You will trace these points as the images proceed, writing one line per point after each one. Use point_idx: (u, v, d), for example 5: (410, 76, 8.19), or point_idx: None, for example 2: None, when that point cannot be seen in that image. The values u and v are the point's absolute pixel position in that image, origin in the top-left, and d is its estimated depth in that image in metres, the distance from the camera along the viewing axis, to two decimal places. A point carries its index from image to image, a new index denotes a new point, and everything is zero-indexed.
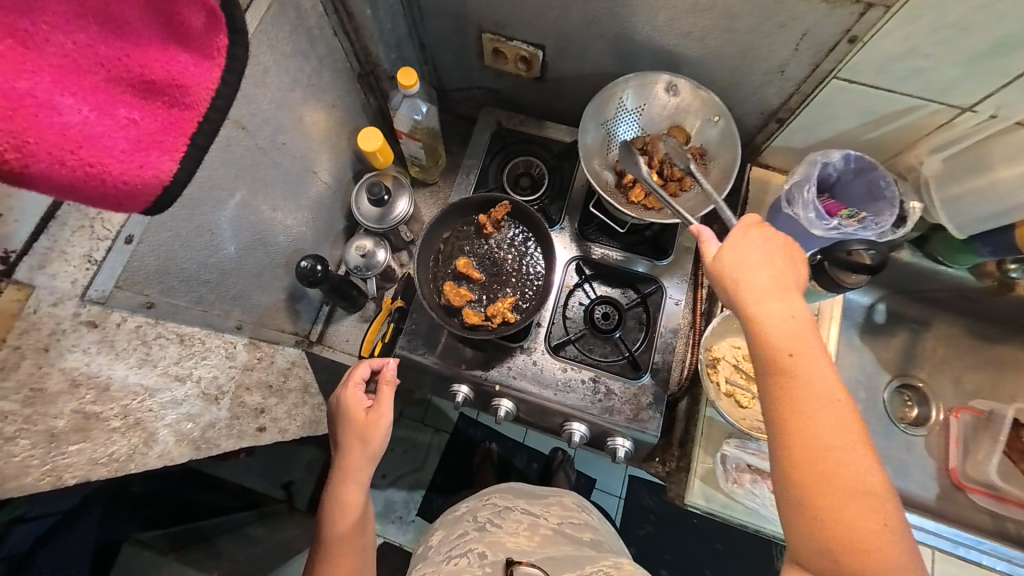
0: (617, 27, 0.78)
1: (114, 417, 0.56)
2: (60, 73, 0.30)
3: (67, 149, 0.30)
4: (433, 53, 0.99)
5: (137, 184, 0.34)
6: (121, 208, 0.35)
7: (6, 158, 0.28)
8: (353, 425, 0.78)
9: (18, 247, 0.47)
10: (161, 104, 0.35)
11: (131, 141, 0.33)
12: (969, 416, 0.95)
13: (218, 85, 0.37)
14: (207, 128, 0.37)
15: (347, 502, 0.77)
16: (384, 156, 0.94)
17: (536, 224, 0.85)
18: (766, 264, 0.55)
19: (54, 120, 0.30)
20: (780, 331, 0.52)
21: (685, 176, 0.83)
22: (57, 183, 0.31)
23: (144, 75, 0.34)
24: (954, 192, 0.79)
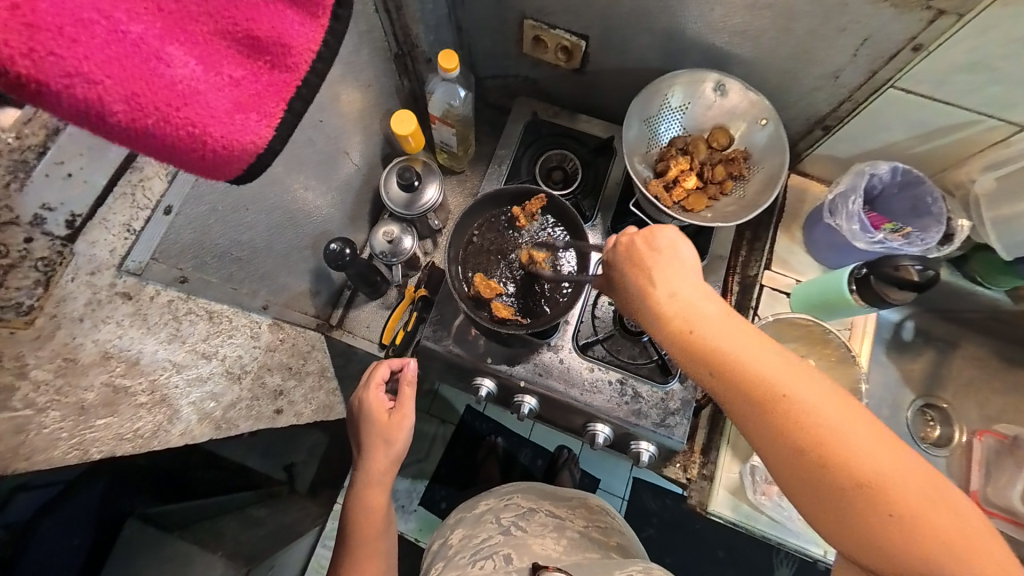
0: (668, 21, 0.76)
1: (141, 393, 0.55)
2: (169, 21, 0.30)
3: (174, 106, 0.29)
4: (469, 38, 0.97)
5: (235, 149, 0.33)
6: (215, 175, 0.34)
7: (115, 111, 0.27)
8: (375, 428, 0.77)
9: (83, 211, 0.47)
10: (264, 64, 0.34)
11: (234, 101, 0.33)
12: (992, 439, 0.93)
13: (319, 47, 0.36)
14: (304, 92, 0.36)
15: (370, 504, 0.77)
16: (416, 141, 0.92)
17: (572, 219, 0.83)
18: (685, 279, 0.50)
19: (163, 72, 0.29)
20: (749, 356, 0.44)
21: (725, 179, 0.83)
22: (160, 144, 0.30)
23: (251, 30, 0.33)
24: (1005, 212, 0.77)
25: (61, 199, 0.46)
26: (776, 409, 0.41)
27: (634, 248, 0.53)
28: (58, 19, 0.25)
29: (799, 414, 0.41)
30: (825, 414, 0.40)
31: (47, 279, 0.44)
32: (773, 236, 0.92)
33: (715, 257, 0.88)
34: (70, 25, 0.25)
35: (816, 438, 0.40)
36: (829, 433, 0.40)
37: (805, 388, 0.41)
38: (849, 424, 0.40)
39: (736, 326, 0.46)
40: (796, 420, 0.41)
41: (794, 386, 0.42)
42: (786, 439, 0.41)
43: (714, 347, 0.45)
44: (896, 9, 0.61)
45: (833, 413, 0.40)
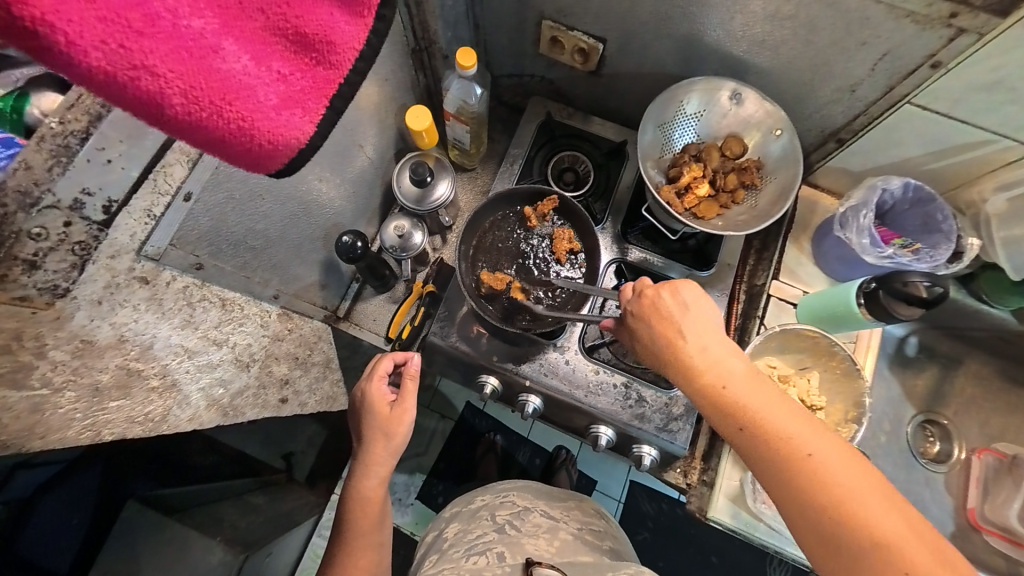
0: (688, 27, 0.76)
1: (153, 376, 0.55)
2: (225, 16, 0.31)
3: (227, 99, 0.31)
4: (487, 36, 0.97)
5: (278, 143, 0.34)
6: (256, 166, 0.36)
7: (173, 102, 0.29)
8: (376, 420, 0.77)
9: (119, 198, 0.49)
10: (309, 60, 0.36)
11: (280, 97, 0.34)
12: (992, 458, 0.94)
13: (362, 46, 0.38)
14: (344, 90, 0.38)
15: (368, 495, 0.77)
16: (430, 136, 0.92)
17: (582, 221, 0.83)
18: (706, 325, 0.56)
19: (219, 66, 0.30)
20: (742, 393, 0.52)
21: (738, 189, 0.83)
22: (212, 135, 0.31)
23: (299, 27, 0.34)
24: (1015, 232, 0.77)
25: (100, 185, 0.48)
26: (802, 473, 0.47)
27: (659, 299, 0.58)
28: (127, 13, 0.26)
29: (799, 454, 0.48)
30: (822, 458, 0.47)
31: (82, 263, 0.46)
32: (782, 246, 0.92)
33: (724, 265, 0.88)
34: (138, 20, 0.26)
35: (831, 493, 0.46)
36: (844, 486, 0.46)
37: (822, 442, 0.48)
38: (841, 465, 0.47)
39: (762, 382, 0.52)
40: (816, 479, 0.46)
41: (813, 443, 0.48)
42: (796, 483, 0.47)
43: (738, 406, 0.51)
44: (918, 25, 0.61)
45: (855, 483, 0.46)
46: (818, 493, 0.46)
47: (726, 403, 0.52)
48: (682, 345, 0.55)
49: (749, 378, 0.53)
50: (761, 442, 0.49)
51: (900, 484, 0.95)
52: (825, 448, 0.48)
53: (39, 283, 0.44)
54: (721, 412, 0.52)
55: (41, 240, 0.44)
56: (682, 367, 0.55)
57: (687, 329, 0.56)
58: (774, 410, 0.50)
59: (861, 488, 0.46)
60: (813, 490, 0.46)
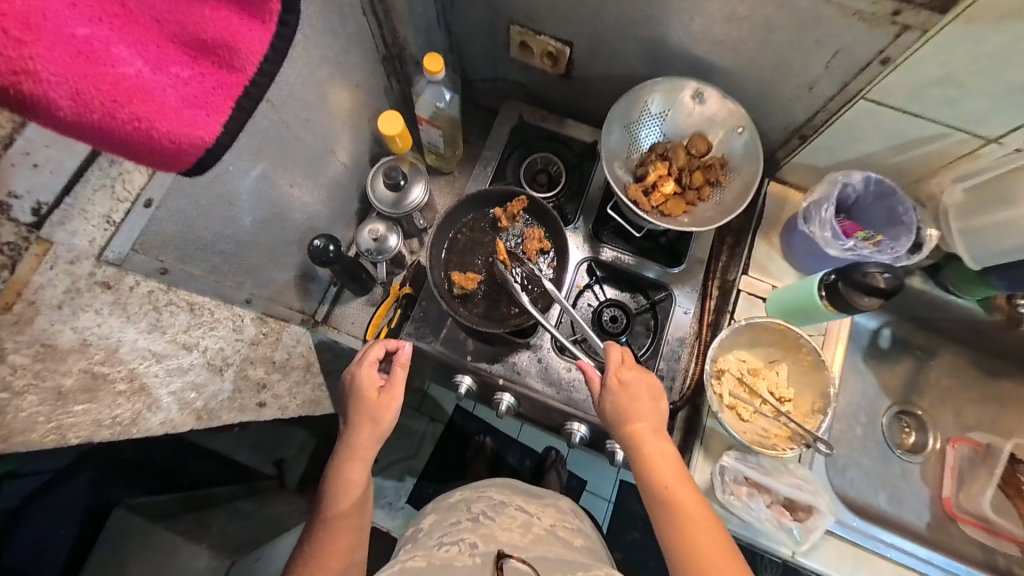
0: (650, 30, 0.78)
1: (120, 380, 0.56)
2: (116, 23, 0.32)
3: (120, 102, 0.31)
4: (460, 42, 0.99)
5: (182, 143, 0.35)
6: (167, 166, 0.36)
7: (61, 106, 0.29)
8: (364, 404, 0.79)
9: (50, 200, 0.50)
10: (213, 64, 0.36)
11: (181, 99, 0.34)
12: (966, 448, 0.94)
13: (269, 49, 0.37)
14: (253, 92, 0.38)
15: (352, 477, 0.77)
16: (404, 141, 0.93)
17: (553, 222, 0.85)
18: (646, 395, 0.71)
19: (111, 70, 0.31)
20: (653, 449, 0.68)
21: (704, 185, 0.84)
22: (111, 135, 0.32)
23: (198, 33, 0.35)
24: (973, 224, 0.79)
25: (28, 188, 0.48)
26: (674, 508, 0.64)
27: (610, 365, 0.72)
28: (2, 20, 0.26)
29: (674, 496, 0.65)
30: (687, 504, 0.64)
31: (13, 263, 0.47)
32: (752, 242, 0.94)
33: (696, 260, 0.89)
34: (14, 26, 0.26)
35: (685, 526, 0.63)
36: (695, 524, 0.63)
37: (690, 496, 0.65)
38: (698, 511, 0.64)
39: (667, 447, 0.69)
40: (680, 511, 0.64)
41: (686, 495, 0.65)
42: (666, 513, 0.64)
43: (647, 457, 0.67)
44: (865, 23, 0.63)
45: (705, 528, 0.63)
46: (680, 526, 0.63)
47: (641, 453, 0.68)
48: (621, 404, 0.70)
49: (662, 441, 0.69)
50: (651, 480, 0.67)
51: (877, 476, 0.96)
52: (692, 501, 0.65)
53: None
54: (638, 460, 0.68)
55: None
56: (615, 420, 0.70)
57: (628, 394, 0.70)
58: (668, 466, 0.67)
59: (707, 524, 0.63)
60: (679, 523, 0.63)
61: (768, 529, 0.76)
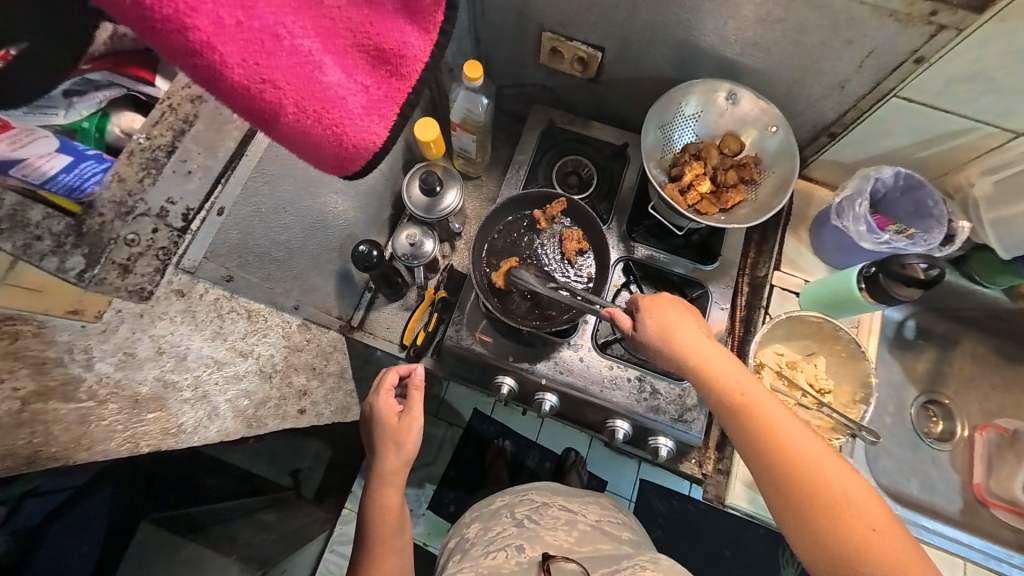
0: (684, 34, 0.80)
1: (186, 388, 0.56)
2: (325, 37, 0.38)
3: (323, 108, 0.37)
4: (488, 49, 1.01)
5: (359, 146, 0.41)
6: (341, 167, 0.42)
7: (286, 111, 0.36)
8: (386, 430, 0.79)
9: (195, 206, 0.53)
10: (384, 72, 0.42)
11: (362, 105, 0.40)
12: (993, 433, 0.96)
13: (428, 57, 0.43)
14: (412, 98, 0.43)
15: (386, 502, 0.78)
16: (438, 147, 0.95)
17: (591, 222, 0.86)
18: (695, 329, 0.63)
19: (319, 78, 0.37)
20: (734, 384, 0.59)
21: (739, 184, 0.86)
22: (312, 138, 0.38)
23: (378, 43, 0.41)
24: (1003, 213, 0.82)
25: (181, 195, 0.52)
26: (785, 456, 0.54)
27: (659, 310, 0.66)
28: (259, 37, 0.33)
29: (776, 435, 0.55)
30: (797, 441, 0.54)
31: (162, 268, 0.51)
32: (781, 238, 0.95)
33: (728, 257, 0.91)
34: (268, 42, 0.34)
35: (804, 471, 0.53)
36: (815, 465, 0.53)
37: (798, 434, 0.55)
38: (815, 449, 0.54)
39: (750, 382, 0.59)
40: (793, 456, 0.54)
41: (792, 432, 0.55)
42: (778, 465, 0.54)
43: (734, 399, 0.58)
44: (901, 24, 0.65)
45: (824, 465, 0.53)
46: (798, 478, 0.53)
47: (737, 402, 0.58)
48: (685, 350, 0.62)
49: (748, 384, 0.59)
50: (744, 427, 0.57)
51: (906, 463, 0.97)
52: (803, 438, 0.55)
53: (131, 285, 0.48)
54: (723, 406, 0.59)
55: (134, 245, 0.48)
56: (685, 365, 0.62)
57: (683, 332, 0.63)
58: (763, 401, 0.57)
59: (829, 462, 0.53)
60: (797, 477, 0.53)
61: None
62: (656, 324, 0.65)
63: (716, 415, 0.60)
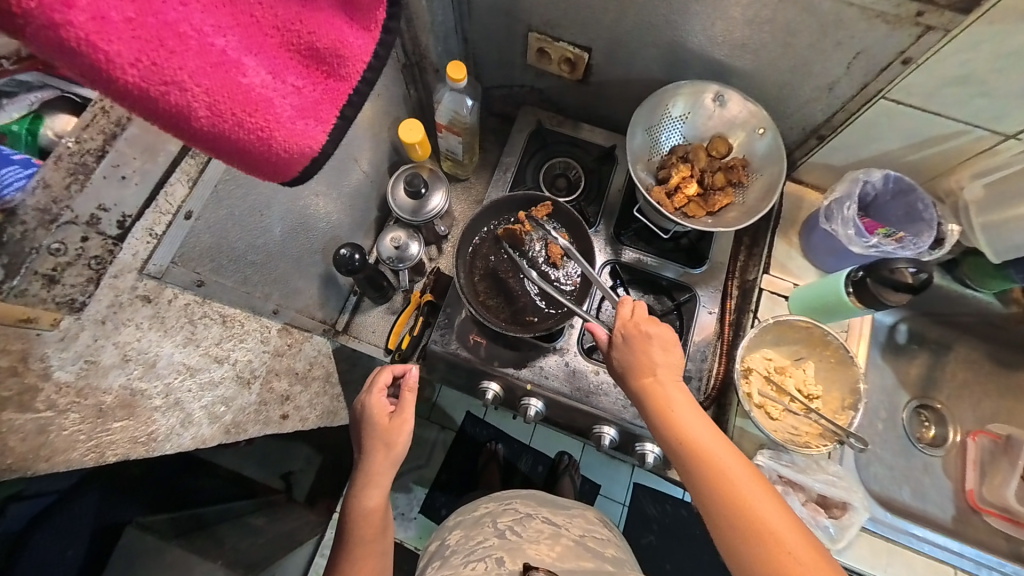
0: (671, 35, 0.79)
1: (157, 396, 0.55)
2: (246, 32, 0.35)
3: (249, 112, 0.35)
4: (476, 50, 1.00)
5: (294, 151, 0.39)
6: (274, 174, 0.40)
7: (201, 117, 0.33)
8: (376, 430, 0.77)
9: (133, 213, 0.52)
10: (321, 72, 0.41)
11: (296, 109, 0.39)
12: (986, 440, 0.94)
13: (369, 58, 0.42)
14: (354, 99, 0.43)
15: (370, 504, 0.76)
16: (423, 148, 0.94)
17: (578, 224, 0.84)
18: (658, 355, 0.65)
19: (242, 81, 0.34)
20: (683, 412, 0.61)
21: (727, 187, 0.84)
22: (236, 145, 0.36)
23: (311, 42, 0.39)
24: (993, 218, 0.80)
25: (115, 202, 0.51)
26: (724, 485, 0.56)
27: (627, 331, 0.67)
28: (161, 32, 0.29)
29: (718, 465, 0.57)
30: (736, 473, 0.57)
31: (99, 277, 0.48)
32: (771, 241, 0.94)
33: (717, 261, 0.90)
34: (171, 38, 0.30)
35: (739, 501, 0.55)
36: (749, 497, 0.55)
37: (738, 466, 0.57)
38: (752, 482, 0.56)
39: (700, 411, 0.62)
40: (730, 485, 0.56)
41: (731, 462, 0.57)
42: (716, 495, 0.56)
43: (680, 428, 0.60)
44: (888, 24, 0.64)
45: (759, 497, 0.55)
46: (732, 506, 0.55)
47: (686, 433, 0.60)
48: (646, 376, 0.64)
49: (696, 413, 0.62)
50: (687, 456, 0.59)
51: (897, 469, 0.96)
52: (741, 471, 0.57)
53: (58, 296, 0.46)
54: (666, 430, 0.61)
55: (61, 255, 0.47)
56: (642, 392, 0.64)
57: (647, 356, 0.65)
58: (708, 432, 0.60)
59: (763, 495, 0.56)
60: (731, 506, 0.55)
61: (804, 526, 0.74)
62: (633, 352, 0.66)
63: (663, 444, 0.62)
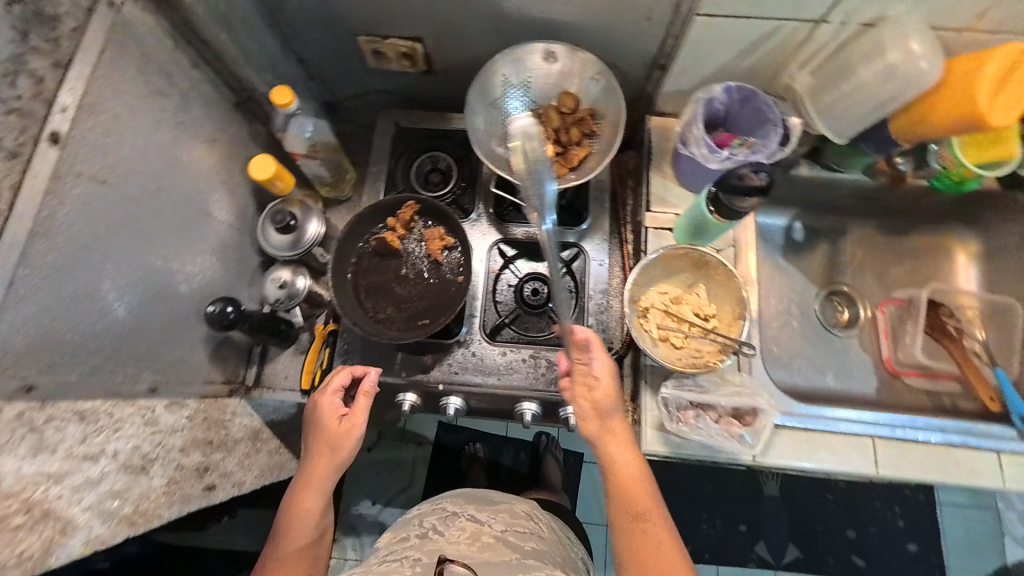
0: (484, 4, 0.78)
1: (15, 515, 0.52)
2: None
3: None
4: (316, 67, 0.97)
5: None
6: None
7: None
8: (322, 434, 0.74)
9: None
10: None
11: None
12: (893, 307, 1.01)
13: None
14: None
15: (308, 506, 0.73)
16: (284, 180, 0.88)
17: (446, 215, 0.82)
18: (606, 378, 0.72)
19: None
20: (618, 446, 0.69)
21: (583, 139, 0.84)
22: None
23: None
24: (826, 101, 0.81)
25: None
26: (633, 506, 0.66)
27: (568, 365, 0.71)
28: None
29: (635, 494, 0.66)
30: (647, 498, 0.66)
31: None
32: (647, 178, 0.94)
33: (598, 213, 0.90)
34: None
35: (644, 519, 0.65)
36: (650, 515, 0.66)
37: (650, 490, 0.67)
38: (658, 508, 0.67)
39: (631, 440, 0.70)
40: (636, 506, 0.66)
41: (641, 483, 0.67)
42: (629, 512, 0.66)
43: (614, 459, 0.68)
44: None
45: (656, 521, 0.66)
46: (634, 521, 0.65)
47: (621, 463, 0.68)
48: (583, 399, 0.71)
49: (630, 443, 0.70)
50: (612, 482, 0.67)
51: (820, 358, 0.99)
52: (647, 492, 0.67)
53: None
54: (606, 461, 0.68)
55: None
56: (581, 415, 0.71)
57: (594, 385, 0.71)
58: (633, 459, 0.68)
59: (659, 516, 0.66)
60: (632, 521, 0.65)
61: (720, 443, 0.74)
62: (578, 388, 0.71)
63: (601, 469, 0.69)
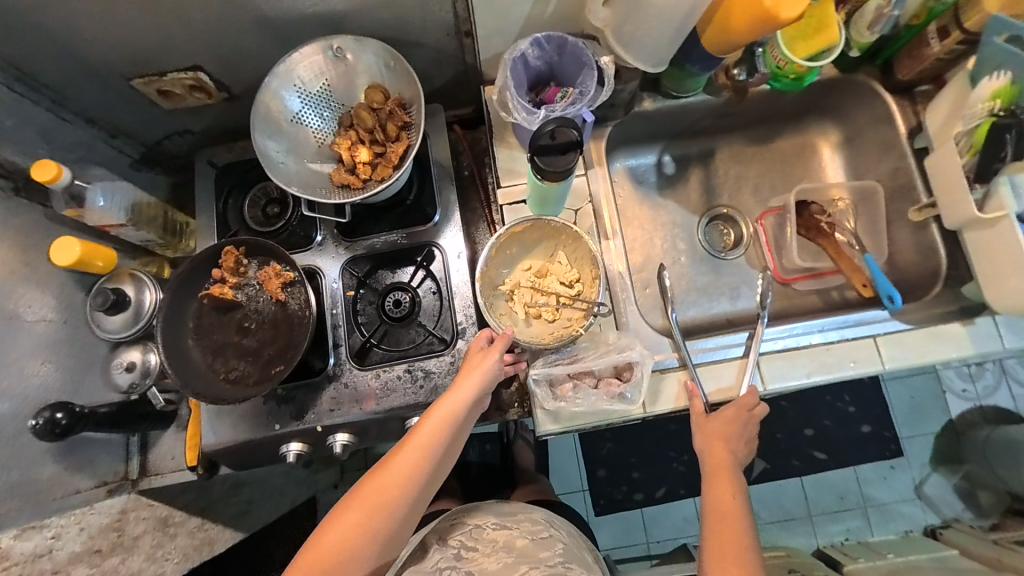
0: (244, 13, 0.71)
1: None
2: None
3: None
4: (109, 122, 0.87)
5: None
6: None
7: None
8: (471, 382, 0.67)
9: None
10: None
11: None
12: (773, 218, 0.97)
13: None
14: None
15: (366, 525, 0.61)
16: (100, 259, 0.80)
17: (276, 251, 0.76)
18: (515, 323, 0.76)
19: None
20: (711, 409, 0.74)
21: (401, 132, 0.78)
22: None
23: None
24: (630, 33, 0.76)
25: None
26: (715, 463, 0.71)
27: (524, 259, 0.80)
28: None
29: (721, 447, 0.71)
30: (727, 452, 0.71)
31: None
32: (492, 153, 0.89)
33: (446, 203, 0.86)
34: None
35: (717, 478, 0.70)
36: (726, 473, 0.70)
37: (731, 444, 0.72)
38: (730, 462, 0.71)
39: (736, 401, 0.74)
40: (719, 461, 0.71)
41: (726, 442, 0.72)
42: (713, 467, 0.70)
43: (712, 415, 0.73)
44: None
45: (732, 477, 0.69)
46: (714, 479, 0.69)
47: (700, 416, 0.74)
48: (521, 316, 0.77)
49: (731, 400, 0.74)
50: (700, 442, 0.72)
51: (713, 285, 0.98)
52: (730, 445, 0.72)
53: None
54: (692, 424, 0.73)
55: None
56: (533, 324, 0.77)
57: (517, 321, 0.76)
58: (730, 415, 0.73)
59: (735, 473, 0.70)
60: (714, 479, 0.69)
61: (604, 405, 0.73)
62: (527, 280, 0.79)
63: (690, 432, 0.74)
